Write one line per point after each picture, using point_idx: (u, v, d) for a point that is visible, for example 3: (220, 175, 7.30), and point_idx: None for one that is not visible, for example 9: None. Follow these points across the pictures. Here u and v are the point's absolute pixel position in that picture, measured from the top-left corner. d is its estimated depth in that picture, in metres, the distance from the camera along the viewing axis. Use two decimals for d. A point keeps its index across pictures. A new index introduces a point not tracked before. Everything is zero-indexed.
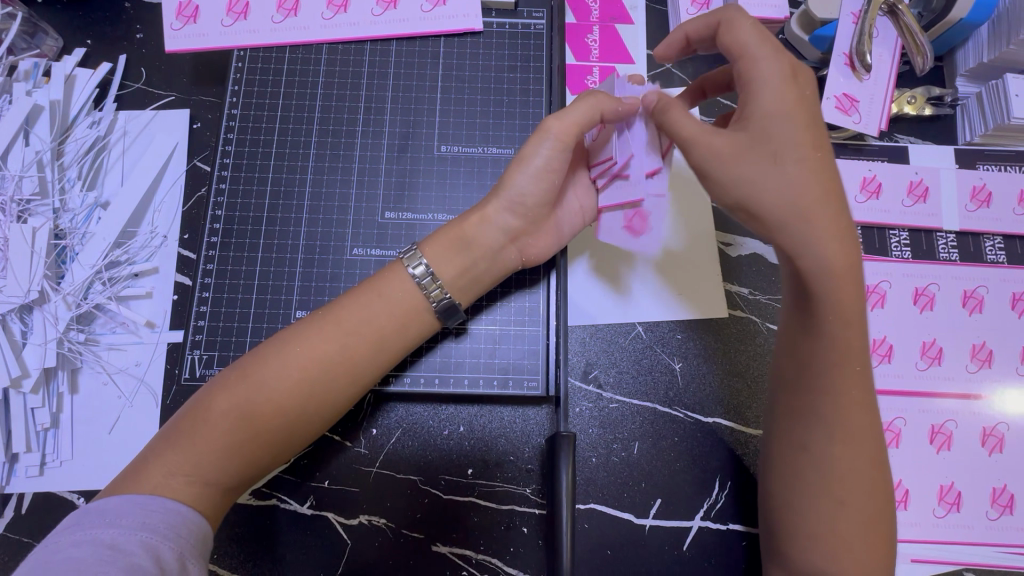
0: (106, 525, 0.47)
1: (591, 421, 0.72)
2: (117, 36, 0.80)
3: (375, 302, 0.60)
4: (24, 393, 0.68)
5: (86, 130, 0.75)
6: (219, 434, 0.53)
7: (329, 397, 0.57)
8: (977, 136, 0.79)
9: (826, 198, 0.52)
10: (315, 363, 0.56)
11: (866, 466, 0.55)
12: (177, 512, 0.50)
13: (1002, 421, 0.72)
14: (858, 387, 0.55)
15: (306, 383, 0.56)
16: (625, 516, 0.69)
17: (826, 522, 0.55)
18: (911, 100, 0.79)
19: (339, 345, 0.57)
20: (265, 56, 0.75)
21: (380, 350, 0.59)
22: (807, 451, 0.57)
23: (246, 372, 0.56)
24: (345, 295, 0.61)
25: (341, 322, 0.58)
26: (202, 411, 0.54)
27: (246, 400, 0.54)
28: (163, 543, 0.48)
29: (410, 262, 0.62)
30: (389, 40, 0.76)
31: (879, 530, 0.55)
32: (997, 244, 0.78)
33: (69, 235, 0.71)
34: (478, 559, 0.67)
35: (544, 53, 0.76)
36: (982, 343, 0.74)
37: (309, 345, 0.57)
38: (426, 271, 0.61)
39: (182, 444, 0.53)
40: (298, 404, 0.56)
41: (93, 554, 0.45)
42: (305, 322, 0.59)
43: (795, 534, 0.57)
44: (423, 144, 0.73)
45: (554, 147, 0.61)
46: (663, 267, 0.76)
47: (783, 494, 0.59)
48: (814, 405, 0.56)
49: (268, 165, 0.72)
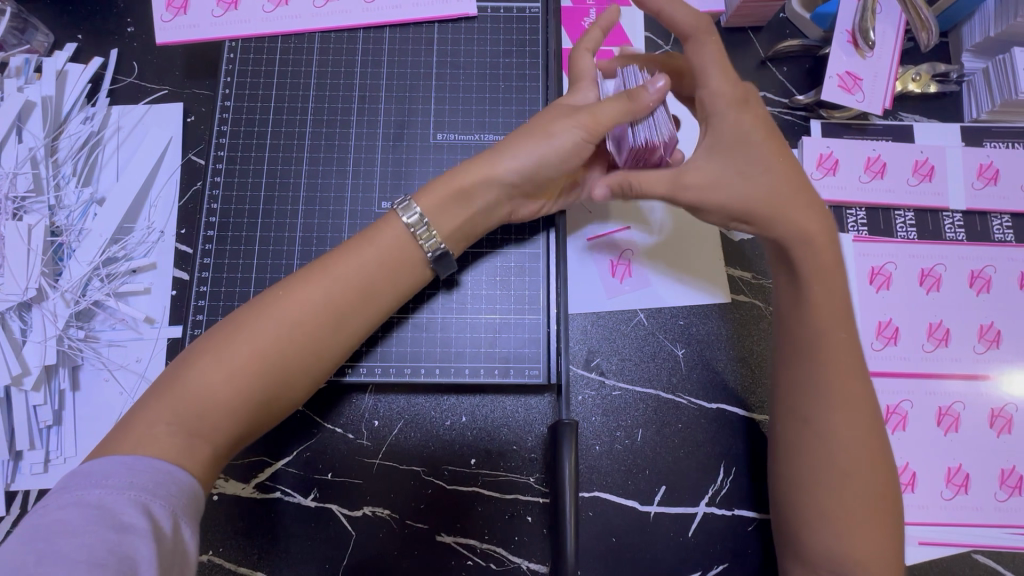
0: (93, 487, 0.45)
1: (593, 409, 0.71)
2: (109, 29, 0.79)
3: (365, 251, 0.58)
4: (26, 390, 0.68)
5: (79, 125, 0.75)
6: (208, 390, 0.51)
7: (320, 345, 0.55)
8: (983, 113, 0.77)
9: (795, 197, 0.58)
10: (303, 312, 0.55)
11: (862, 433, 0.56)
12: (165, 470, 0.48)
13: (1010, 402, 0.71)
14: (849, 357, 0.57)
15: (296, 333, 0.54)
16: (629, 503, 0.69)
17: (831, 495, 0.55)
18: (916, 77, 0.78)
19: (326, 294, 0.56)
20: (257, 46, 0.74)
21: (371, 299, 0.58)
22: (809, 427, 0.57)
23: (231, 327, 0.54)
24: (338, 248, 0.59)
25: (329, 271, 0.57)
26: (185, 365, 0.52)
27: (233, 358, 0.52)
28: (154, 502, 0.46)
29: (404, 211, 0.60)
30: (382, 27, 0.75)
31: (885, 504, 0.55)
32: (1005, 223, 0.76)
33: (65, 232, 0.71)
34: (482, 548, 0.67)
35: (540, 37, 0.74)
36: (990, 323, 0.73)
37: (296, 295, 0.55)
38: (420, 220, 0.60)
39: (166, 401, 0.50)
40: (292, 355, 0.54)
41: (81, 516, 0.43)
42: (294, 275, 0.57)
43: (808, 518, 0.56)
44: (419, 133, 0.72)
45: (586, 138, 0.59)
46: (662, 254, 0.75)
47: (793, 480, 0.58)
48: (807, 380, 0.57)
49: (263, 157, 0.71)
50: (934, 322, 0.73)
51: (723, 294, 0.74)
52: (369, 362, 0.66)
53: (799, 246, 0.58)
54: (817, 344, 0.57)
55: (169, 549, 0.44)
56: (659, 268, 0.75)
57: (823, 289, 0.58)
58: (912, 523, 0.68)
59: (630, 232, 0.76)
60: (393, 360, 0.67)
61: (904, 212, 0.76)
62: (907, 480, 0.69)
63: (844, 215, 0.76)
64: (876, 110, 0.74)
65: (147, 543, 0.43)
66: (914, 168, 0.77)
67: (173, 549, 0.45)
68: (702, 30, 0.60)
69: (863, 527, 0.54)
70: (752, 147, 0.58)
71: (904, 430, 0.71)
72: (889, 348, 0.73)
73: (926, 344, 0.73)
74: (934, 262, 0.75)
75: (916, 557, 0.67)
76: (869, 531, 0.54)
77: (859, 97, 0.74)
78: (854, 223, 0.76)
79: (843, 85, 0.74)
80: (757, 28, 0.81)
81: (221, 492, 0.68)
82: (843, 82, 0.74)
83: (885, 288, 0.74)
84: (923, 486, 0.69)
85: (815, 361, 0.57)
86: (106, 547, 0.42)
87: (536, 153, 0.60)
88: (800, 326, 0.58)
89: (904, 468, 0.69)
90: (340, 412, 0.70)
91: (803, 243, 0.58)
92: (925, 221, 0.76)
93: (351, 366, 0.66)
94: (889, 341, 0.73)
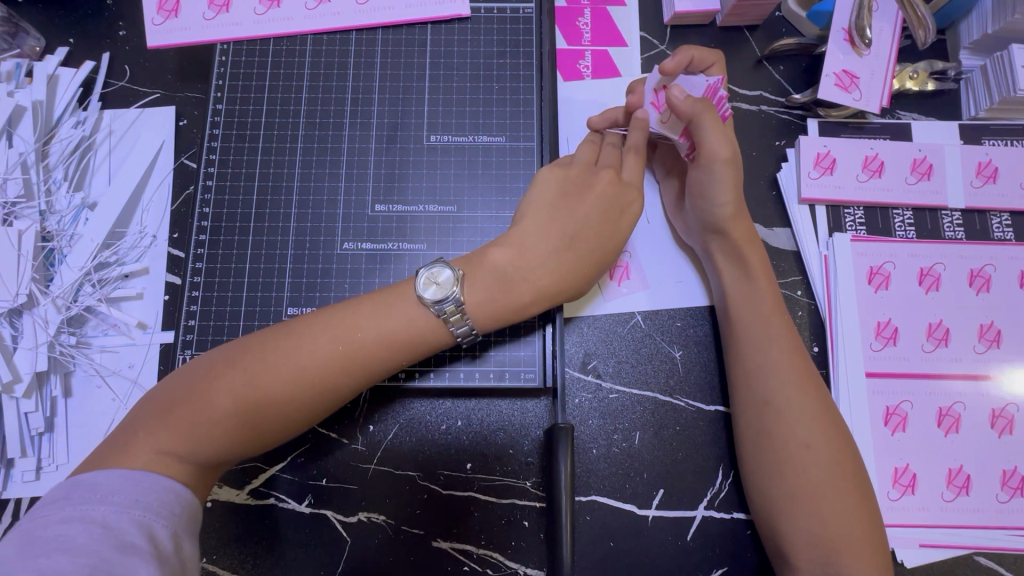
0: (99, 502, 0.45)
1: (590, 412, 0.70)
2: (100, 32, 0.78)
3: (385, 312, 0.56)
4: (16, 397, 0.67)
5: (71, 130, 0.74)
6: (210, 418, 0.51)
7: (327, 392, 0.54)
8: (981, 111, 0.77)
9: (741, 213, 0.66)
10: (316, 359, 0.54)
11: (817, 414, 0.60)
12: (171, 490, 0.48)
13: (1011, 402, 0.71)
14: (792, 344, 0.63)
15: (305, 380, 0.53)
16: (627, 507, 0.68)
17: (800, 476, 0.58)
18: (913, 75, 0.77)
19: (342, 353, 0.54)
20: (249, 49, 0.74)
21: (387, 355, 0.56)
22: (769, 407, 0.61)
23: (243, 370, 0.53)
24: (360, 300, 0.58)
25: (349, 323, 0.55)
26: (192, 400, 0.51)
27: (239, 393, 0.52)
28: (156, 521, 0.46)
29: (433, 299, 0.56)
30: (374, 29, 0.74)
31: (850, 480, 0.58)
32: (1004, 221, 0.76)
33: (57, 237, 0.70)
34: (479, 554, 0.66)
35: (534, 37, 0.74)
36: (990, 323, 0.72)
37: (311, 342, 0.54)
38: (451, 302, 0.57)
39: (168, 420, 0.51)
40: (298, 398, 0.53)
41: (85, 534, 0.42)
42: (309, 325, 0.55)
43: (778, 500, 0.59)
44: (413, 134, 0.71)
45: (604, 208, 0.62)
46: (659, 255, 0.75)
47: (762, 463, 0.61)
48: (762, 363, 0.63)
49: (255, 159, 0.71)
50: (934, 321, 0.73)
51: None
52: None
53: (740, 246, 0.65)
54: (761, 332, 0.63)
55: (171, 567, 0.44)
56: (656, 271, 0.75)
57: (762, 285, 0.65)
58: (912, 525, 0.67)
59: None
60: None
61: (902, 211, 0.76)
62: (908, 482, 0.69)
63: (842, 215, 0.76)
64: (873, 108, 0.73)
65: (147, 564, 0.42)
66: (912, 166, 0.76)
67: (174, 566, 0.45)
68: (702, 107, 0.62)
69: (832, 502, 0.57)
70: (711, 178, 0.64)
71: (904, 431, 0.70)
72: (888, 349, 0.72)
73: (926, 344, 0.72)
74: (934, 261, 0.74)
75: (917, 559, 0.67)
76: (839, 512, 0.57)
77: (856, 96, 0.74)
78: (852, 223, 0.76)
79: (841, 83, 0.74)
80: (753, 27, 0.81)
81: (215, 499, 0.67)
82: (841, 80, 0.74)
83: (884, 288, 0.73)
84: (924, 488, 0.68)
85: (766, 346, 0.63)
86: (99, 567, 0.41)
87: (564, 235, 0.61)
88: (752, 318, 0.64)
89: (904, 470, 0.69)
90: (334, 418, 0.69)
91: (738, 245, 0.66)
92: (924, 220, 0.76)
93: None
94: (888, 342, 0.72)
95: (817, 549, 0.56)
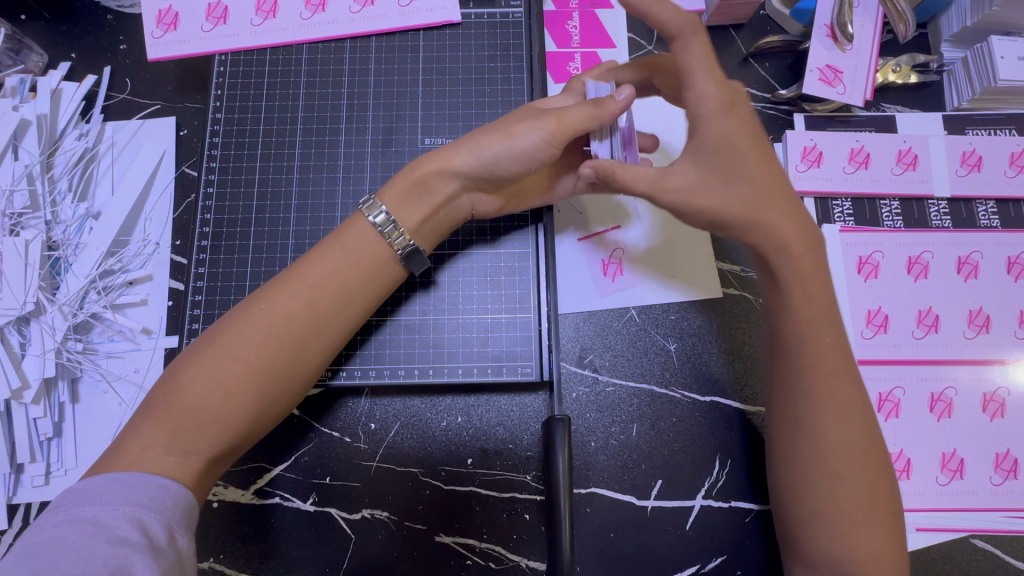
0: (86, 504, 0.45)
1: (588, 406, 0.72)
2: (101, 47, 0.80)
3: (336, 254, 0.58)
4: (26, 403, 0.68)
5: (74, 142, 0.76)
6: (200, 401, 0.51)
7: (298, 341, 0.55)
8: (964, 101, 0.78)
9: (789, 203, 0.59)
10: (282, 318, 0.54)
11: (856, 435, 0.56)
12: (160, 485, 0.48)
13: (1003, 386, 0.72)
14: (837, 365, 0.58)
15: (275, 339, 0.54)
16: (626, 498, 0.69)
17: (827, 498, 0.56)
18: (896, 68, 0.79)
19: (304, 298, 0.55)
20: (246, 59, 0.76)
21: (346, 306, 0.57)
22: (801, 430, 0.58)
23: (219, 336, 0.54)
24: (308, 255, 0.59)
25: (304, 278, 0.56)
26: (177, 384, 0.52)
27: (221, 368, 0.52)
28: (148, 515, 0.46)
29: (369, 211, 0.60)
30: (368, 37, 0.76)
31: (880, 500, 0.56)
32: (990, 209, 0.77)
33: (62, 246, 0.72)
34: (482, 548, 0.67)
35: (524, 41, 0.76)
36: (979, 308, 0.74)
37: (274, 304, 0.55)
38: (387, 219, 0.60)
39: (159, 417, 0.51)
40: (271, 355, 0.53)
41: (75, 532, 0.43)
42: (271, 283, 0.57)
43: (805, 517, 0.57)
44: (407, 138, 0.73)
45: (543, 138, 0.60)
46: (653, 251, 0.76)
47: (792, 483, 0.59)
48: (802, 386, 0.58)
49: (254, 166, 0.73)
50: (923, 309, 0.74)
51: (714, 289, 0.75)
52: (361, 365, 0.67)
53: (778, 252, 0.58)
54: (807, 353, 0.58)
55: (168, 562, 0.45)
56: (650, 267, 0.76)
57: (807, 297, 0.58)
58: (908, 510, 0.68)
59: (619, 229, 0.77)
60: (388, 361, 0.68)
61: (890, 201, 0.77)
62: (902, 467, 0.70)
63: (830, 206, 0.77)
64: (857, 102, 0.75)
65: (143, 556, 0.43)
66: (897, 157, 0.77)
67: (171, 559, 0.46)
68: (689, 27, 0.58)
69: (859, 524, 0.55)
70: (730, 157, 0.58)
71: (897, 417, 0.71)
72: (879, 337, 0.73)
73: (916, 331, 0.73)
74: (922, 249, 0.75)
75: (914, 544, 0.67)
76: (864, 530, 0.55)
77: (840, 90, 0.76)
78: (841, 213, 0.77)
79: (825, 78, 0.75)
80: (738, 26, 0.82)
81: (220, 499, 0.68)
82: (824, 75, 0.75)
83: (873, 277, 0.75)
84: (918, 472, 0.70)
85: (804, 367, 0.58)
86: (101, 560, 0.42)
87: (496, 147, 0.61)
88: (789, 334, 0.59)
89: (898, 455, 0.70)
90: (336, 417, 0.70)
91: (786, 253, 0.58)
92: (911, 210, 0.77)
93: (345, 369, 0.67)
94: (879, 330, 0.73)
95: (838, 565, 0.55)
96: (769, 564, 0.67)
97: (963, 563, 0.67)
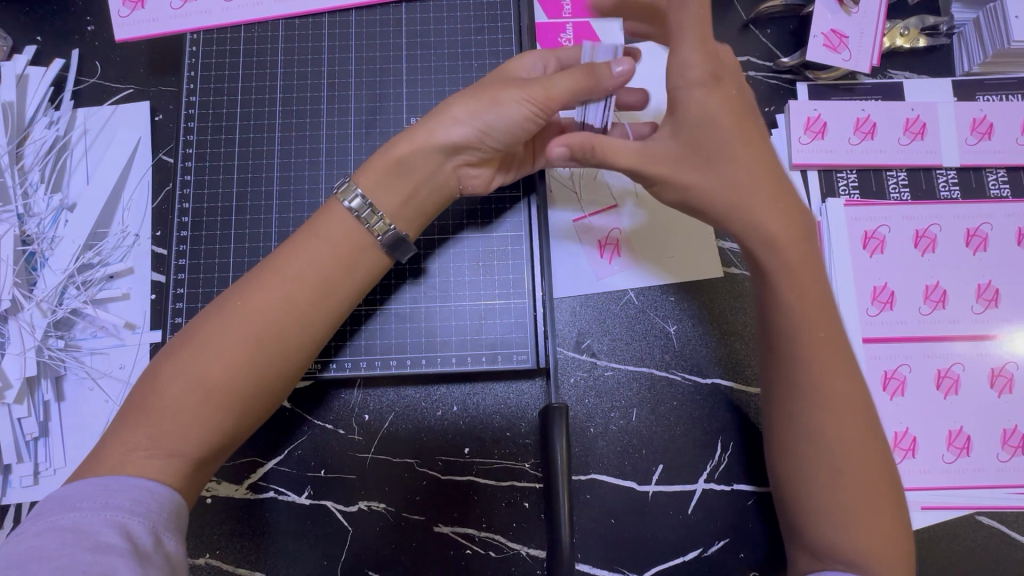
0: (68, 510, 0.44)
1: (586, 391, 0.70)
2: (67, 29, 0.76)
3: (310, 243, 0.55)
4: (8, 403, 0.67)
5: (44, 130, 0.73)
6: (178, 405, 0.49)
7: (280, 339, 0.52)
8: (975, 66, 0.75)
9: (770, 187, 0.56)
10: (257, 318, 0.52)
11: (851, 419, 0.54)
12: (144, 487, 0.47)
13: (1011, 360, 0.70)
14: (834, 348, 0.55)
15: (254, 338, 0.51)
16: (626, 484, 0.68)
17: (828, 486, 0.54)
18: (904, 31, 0.75)
19: (277, 294, 0.53)
20: (219, 38, 0.72)
21: (327, 299, 0.55)
22: (800, 417, 0.55)
23: (196, 340, 0.51)
24: (282, 248, 0.56)
25: (279, 271, 0.54)
26: (155, 386, 0.50)
27: (198, 371, 0.50)
28: (133, 519, 0.45)
29: (343, 196, 0.57)
30: (347, 10, 0.72)
31: (882, 485, 0.54)
32: (1001, 178, 0.74)
33: (37, 241, 0.69)
34: (481, 536, 0.66)
35: (512, 11, 0.71)
36: (988, 282, 0.71)
37: (248, 300, 0.52)
38: (363, 204, 0.56)
39: (139, 420, 0.49)
40: (250, 356, 0.51)
41: (55, 540, 0.42)
42: (246, 278, 0.54)
43: (804, 501, 0.55)
44: (392, 118, 0.70)
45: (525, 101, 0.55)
46: (651, 230, 0.73)
47: (794, 465, 0.56)
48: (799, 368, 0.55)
49: (232, 152, 0.69)
50: (931, 284, 0.72)
51: (715, 269, 0.72)
52: (352, 356, 0.65)
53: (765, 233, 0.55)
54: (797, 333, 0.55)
55: (155, 566, 0.43)
56: (645, 250, 0.73)
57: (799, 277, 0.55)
58: (914, 489, 0.67)
59: (615, 209, 0.74)
60: (377, 350, 0.66)
61: (896, 171, 0.74)
62: (908, 446, 0.68)
63: (835, 178, 0.74)
64: (864, 67, 0.72)
65: (128, 561, 0.42)
66: (905, 127, 0.74)
67: (159, 563, 0.44)
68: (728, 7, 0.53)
69: (860, 511, 0.53)
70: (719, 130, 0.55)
71: (904, 395, 0.69)
72: (885, 314, 0.71)
73: (923, 307, 0.71)
74: (929, 222, 0.73)
75: (922, 523, 0.66)
76: (865, 519, 0.53)
77: (846, 56, 0.73)
78: (845, 186, 0.74)
79: (829, 44, 0.73)
80: None
81: (214, 495, 0.67)
82: (829, 41, 0.73)
83: (878, 252, 0.72)
84: (924, 450, 0.68)
85: (801, 360, 0.54)
86: (83, 568, 0.40)
87: (475, 116, 0.56)
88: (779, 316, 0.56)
89: (904, 434, 0.69)
90: (328, 409, 0.69)
91: None
92: (918, 180, 0.74)
93: (335, 361, 0.65)
94: (884, 306, 0.71)
95: (842, 552, 0.52)
96: (772, 547, 0.66)
97: (970, 541, 0.66)
